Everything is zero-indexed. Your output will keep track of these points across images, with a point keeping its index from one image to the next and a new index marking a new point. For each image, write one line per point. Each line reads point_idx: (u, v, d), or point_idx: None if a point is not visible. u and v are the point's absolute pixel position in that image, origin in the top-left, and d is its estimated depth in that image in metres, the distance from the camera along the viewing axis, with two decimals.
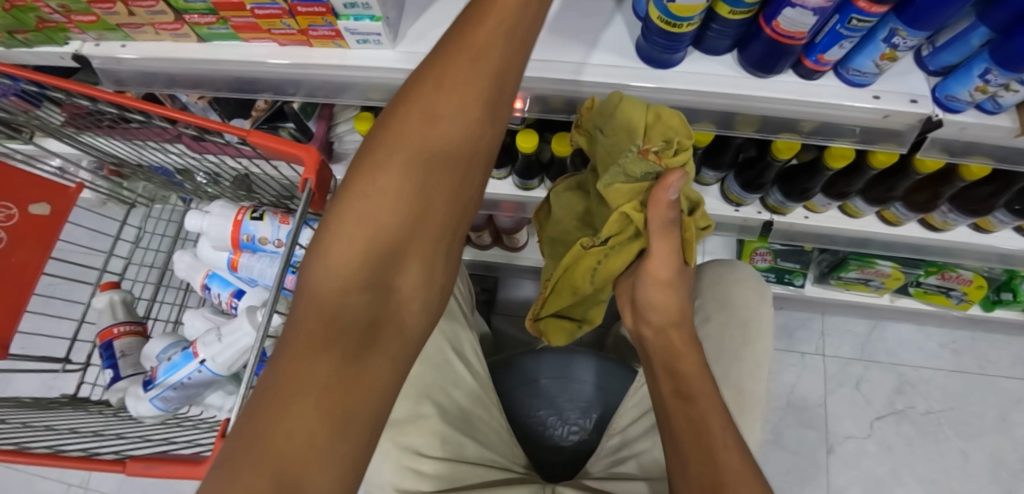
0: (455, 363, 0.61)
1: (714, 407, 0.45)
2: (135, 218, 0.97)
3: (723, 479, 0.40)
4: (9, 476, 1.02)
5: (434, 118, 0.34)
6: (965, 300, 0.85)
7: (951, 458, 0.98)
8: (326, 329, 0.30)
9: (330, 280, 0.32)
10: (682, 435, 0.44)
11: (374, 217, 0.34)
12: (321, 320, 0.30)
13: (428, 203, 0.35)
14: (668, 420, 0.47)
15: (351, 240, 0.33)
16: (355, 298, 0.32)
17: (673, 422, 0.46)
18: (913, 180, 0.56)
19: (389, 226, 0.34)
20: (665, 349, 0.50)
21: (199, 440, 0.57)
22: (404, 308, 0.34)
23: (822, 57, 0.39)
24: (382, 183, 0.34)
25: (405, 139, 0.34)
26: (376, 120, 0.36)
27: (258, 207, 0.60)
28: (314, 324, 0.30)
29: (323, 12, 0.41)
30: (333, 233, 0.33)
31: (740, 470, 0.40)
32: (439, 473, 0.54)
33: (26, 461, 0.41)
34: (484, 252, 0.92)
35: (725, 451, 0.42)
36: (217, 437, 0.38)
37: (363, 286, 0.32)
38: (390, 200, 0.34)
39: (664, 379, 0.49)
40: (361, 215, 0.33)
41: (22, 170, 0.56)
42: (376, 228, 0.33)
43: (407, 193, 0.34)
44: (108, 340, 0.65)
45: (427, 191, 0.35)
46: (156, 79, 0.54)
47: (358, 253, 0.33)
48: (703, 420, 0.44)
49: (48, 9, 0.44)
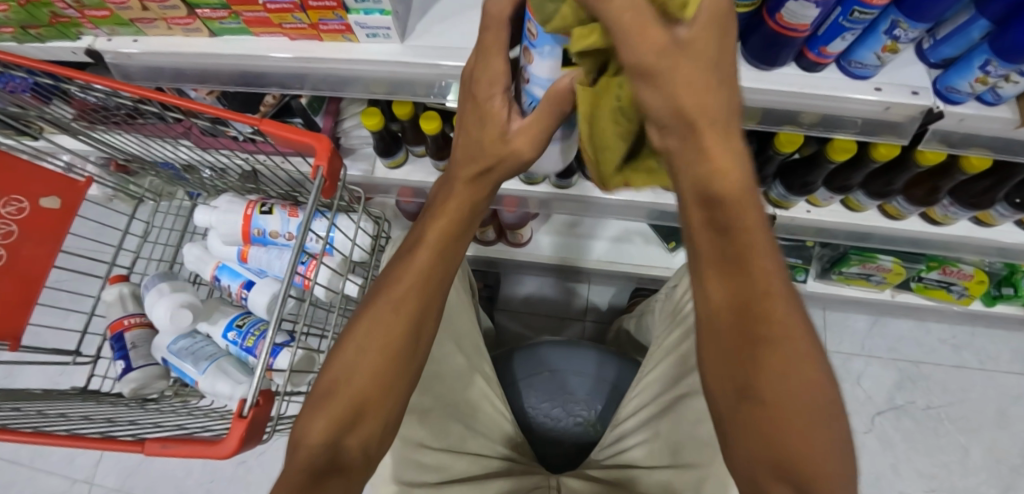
0: (457, 356, 0.60)
1: (776, 298, 0.32)
2: (143, 214, 0.98)
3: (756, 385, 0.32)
4: (14, 472, 1.03)
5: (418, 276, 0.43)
6: (966, 294, 0.86)
7: (950, 453, 0.98)
8: (326, 435, 0.38)
9: (337, 389, 0.40)
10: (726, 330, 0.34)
11: (345, 375, 0.40)
12: (330, 426, 0.38)
13: (406, 340, 0.42)
14: (712, 335, 0.35)
15: (325, 400, 0.39)
16: (347, 412, 0.39)
17: (722, 341, 0.34)
18: (913, 173, 0.57)
19: (378, 357, 0.41)
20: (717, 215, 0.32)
21: (211, 427, 0.59)
22: (360, 445, 0.40)
23: (824, 49, 0.39)
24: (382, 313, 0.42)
25: (407, 277, 0.43)
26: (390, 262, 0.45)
27: (266, 201, 0.61)
28: (321, 430, 0.38)
29: (334, 7, 0.42)
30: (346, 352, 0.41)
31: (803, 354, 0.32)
32: (443, 464, 0.54)
33: (46, 443, 0.42)
34: (488, 247, 0.93)
35: (785, 335, 0.32)
36: (234, 419, 0.39)
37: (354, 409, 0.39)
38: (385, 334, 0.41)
39: (715, 275, 0.34)
40: (361, 346, 0.41)
41: (29, 163, 0.55)
42: (348, 384, 0.40)
43: (381, 349, 0.41)
44: (119, 331, 0.66)
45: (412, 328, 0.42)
46: (166, 74, 0.55)
47: (363, 377, 0.40)
48: (775, 340, 0.32)
49: (62, 4, 0.45)
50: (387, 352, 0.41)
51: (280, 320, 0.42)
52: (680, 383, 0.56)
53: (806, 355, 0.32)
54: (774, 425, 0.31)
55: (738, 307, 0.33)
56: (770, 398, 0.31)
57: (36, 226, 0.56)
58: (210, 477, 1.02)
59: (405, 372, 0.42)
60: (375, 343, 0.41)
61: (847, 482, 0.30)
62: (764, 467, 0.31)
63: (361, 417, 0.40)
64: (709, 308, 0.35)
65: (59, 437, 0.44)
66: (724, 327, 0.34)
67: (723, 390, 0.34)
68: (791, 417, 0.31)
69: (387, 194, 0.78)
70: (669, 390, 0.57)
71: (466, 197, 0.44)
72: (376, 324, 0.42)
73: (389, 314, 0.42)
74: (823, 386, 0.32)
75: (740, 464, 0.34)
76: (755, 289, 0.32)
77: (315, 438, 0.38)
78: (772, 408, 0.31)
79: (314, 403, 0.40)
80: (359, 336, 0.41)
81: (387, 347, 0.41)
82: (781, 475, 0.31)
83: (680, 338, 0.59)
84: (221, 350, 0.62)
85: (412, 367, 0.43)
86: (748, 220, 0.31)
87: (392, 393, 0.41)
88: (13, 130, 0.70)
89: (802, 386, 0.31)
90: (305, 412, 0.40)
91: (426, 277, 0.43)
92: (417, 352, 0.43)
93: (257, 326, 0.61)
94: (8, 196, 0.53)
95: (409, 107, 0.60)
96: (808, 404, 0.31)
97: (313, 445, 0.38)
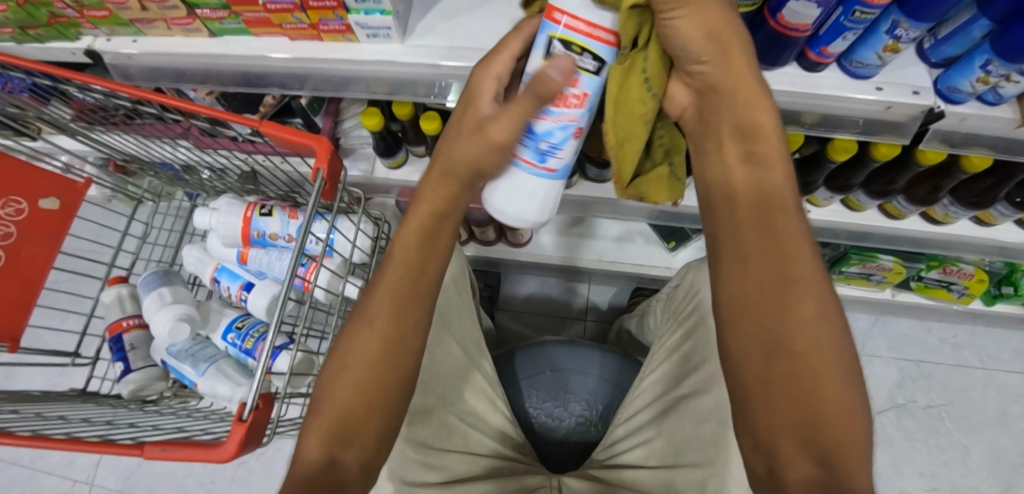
0: (460, 355, 0.60)
1: (798, 260, 0.38)
2: (143, 214, 0.98)
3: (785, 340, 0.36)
4: (14, 474, 1.03)
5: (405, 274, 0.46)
6: (967, 294, 0.86)
7: (951, 452, 0.98)
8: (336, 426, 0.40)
9: (343, 385, 0.42)
10: (752, 295, 0.39)
11: (344, 369, 0.43)
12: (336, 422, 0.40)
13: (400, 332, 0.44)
14: (745, 300, 0.39)
15: (319, 413, 0.41)
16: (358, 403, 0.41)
17: (753, 302, 0.38)
18: (914, 172, 0.57)
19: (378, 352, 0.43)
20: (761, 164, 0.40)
21: (210, 429, 0.59)
22: (358, 448, 0.41)
23: (826, 49, 0.39)
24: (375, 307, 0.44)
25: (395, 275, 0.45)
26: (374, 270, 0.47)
27: (265, 203, 0.61)
28: (329, 424, 0.40)
29: (334, 7, 0.42)
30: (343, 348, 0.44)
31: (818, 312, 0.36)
32: (447, 465, 0.54)
33: (45, 446, 0.42)
34: (488, 248, 0.93)
35: (804, 293, 0.37)
36: (234, 422, 0.39)
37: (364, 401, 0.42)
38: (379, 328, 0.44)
39: (753, 233, 0.40)
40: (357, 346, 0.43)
41: (31, 164, 0.55)
42: (337, 401, 0.41)
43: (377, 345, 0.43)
44: (117, 333, 0.65)
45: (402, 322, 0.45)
46: (165, 74, 0.55)
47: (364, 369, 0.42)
48: (797, 300, 0.37)
49: (60, 4, 0.45)
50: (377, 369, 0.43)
51: (281, 322, 0.42)
52: (681, 384, 0.56)
53: (825, 319, 0.36)
54: (798, 375, 0.35)
55: (775, 274, 0.38)
56: (795, 356, 0.35)
57: (36, 226, 0.56)
58: (211, 477, 1.02)
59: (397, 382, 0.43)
60: (371, 341, 0.43)
61: (857, 426, 0.33)
62: (787, 426, 0.35)
63: (354, 433, 0.41)
64: (747, 276, 0.39)
65: (58, 440, 0.43)
66: (758, 292, 0.38)
67: (751, 350, 0.38)
68: (810, 369, 0.35)
69: (387, 195, 0.79)
70: (672, 390, 0.57)
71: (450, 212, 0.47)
72: (364, 340, 0.43)
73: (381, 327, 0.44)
74: (842, 351, 0.35)
75: (762, 424, 0.36)
76: (786, 254, 0.38)
77: (311, 455, 0.39)
78: (795, 360, 0.35)
79: (309, 420, 0.41)
80: (350, 352, 0.43)
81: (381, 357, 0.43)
82: (802, 427, 0.34)
83: (682, 339, 0.59)
84: (221, 352, 0.62)
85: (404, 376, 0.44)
86: (779, 184, 0.40)
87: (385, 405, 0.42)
88: (11, 131, 0.70)
89: (820, 343, 0.35)
90: (305, 430, 0.41)
91: (400, 298, 0.45)
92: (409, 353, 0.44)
93: (257, 328, 0.62)
94: (8, 196, 0.53)
95: (410, 108, 0.60)
96: (823, 361, 0.35)
97: (311, 462, 0.39)
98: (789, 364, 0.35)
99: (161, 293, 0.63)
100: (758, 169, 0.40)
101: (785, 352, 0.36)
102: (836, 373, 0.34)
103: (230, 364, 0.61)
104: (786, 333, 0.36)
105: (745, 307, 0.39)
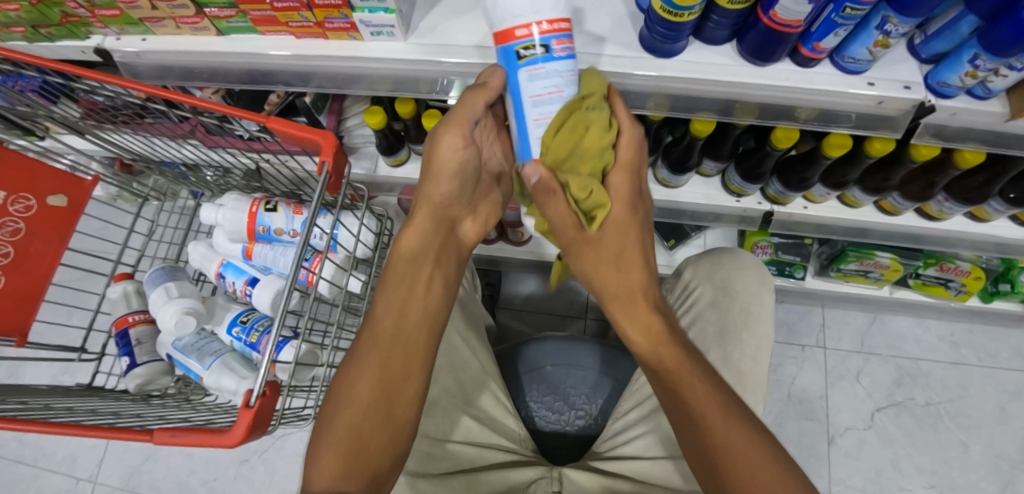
0: (461, 347, 0.61)
1: (698, 384, 0.43)
2: (149, 213, 0.99)
3: (710, 434, 0.40)
4: (18, 472, 1.04)
5: (401, 275, 0.48)
6: (964, 291, 0.87)
7: (950, 449, 0.98)
8: (342, 457, 0.40)
9: (345, 419, 0.42)
10: (677, 417, 0.43)
11: (343, 397, 0.43)
12: (345, 450, 0.41)
13: (382, 368, 0.44)
14: (674, 422, 0.43)
15: (324, 442, 0.41)
16: (367, 425, 0.42)
17: (682, 421, 0.42)
18: (908, 168, 0.58)
19: (367, 388, 0.43)
20: (654, 369, 0.46)
21: (214, 419, 0.60)
22: (358, 472, 0.41)
23: (817, 45, 0.40)
24: (377, 331, 0.46)
25: (386, 312, 0.47)
26: (366, 320, 0.48)
27: (270, 200, 0.62)
28: (338, 450, 0.41)
29: (339, 5, 0.43)
30: (339, 384, 0.44)
31: (718, 407, 0.41)
32: (449, 455, 0.57)
33: (51, 431, 0.43)
34: (490, 246, 0.94)
35: (703, 399, 0.42)
36: (241, 408, 0.40)
37: (367, 425, 0.42)
38: (374, 362, 0.44)
39: (667, 407, 0.44)
40: (355, 375, 0.44)
41: (39, 162, 0.56)
42: (339, 431, 0.41)
43: (371, 387, 0.43)
44: (123, 328, 0.67)
45: (387, 363, 0.44)
46: (171, 72, 0.56)
47: (370, 395, 0.43)
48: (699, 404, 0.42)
49: (73, 3, 0.46)
50: (374, 410, 0.42)
51: (287, 311, 0.42)
52: None
53: (738, 424, 0.40)
54: (733, 458, 0.38)
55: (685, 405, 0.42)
56: (726, 460, 0.38)
57: (44, 223, 0.56)
58: (214, 476, 1.03)
59: (397, 419, 0.44)
60: (368, 369, 0.44)
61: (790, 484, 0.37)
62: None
63: (363, 458, 0.41)
64: (670, 404, 0.44)
65: (70, 425, 0.45)
66: (681, 416, 0.43)
67: (693, 451, 0.41)
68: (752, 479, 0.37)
69: (390, 193, 0.80)
70: None
71: (440, 205, 0.48)
72: (356, 377, 0.44)
73: (380, 367, 0.44)
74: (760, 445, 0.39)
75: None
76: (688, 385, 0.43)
77: (320, 482, 0.40)
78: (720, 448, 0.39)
79: (314, 448, 0.42)
80: (350, 378, 0.44)
81: (378, 394, 0.43)
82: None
83: None
84: (225, 346, 0.63)
85: (400, 413, 0.44)
86: (671, 363, 0.44)
87: (389, 441, 0.43)
88: (20, 130, 0.71)
89: (741, 443, 0.39)
90: (312, 453, 0.42)
91: (391, 336, 0.46)
92: (396, 403, 0.44)
93: (262, 322, 0.63)
94: (16, 194, 0.53)
95: (412, 106, 0.61)
96: (742, 449, 0.39)
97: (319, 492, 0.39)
98: (723, 458, 0.39)
99: (171, 285, 0.64)
100: (647, 356, 0.46)
101: (716, 463, 0.39)
102: (771, 486, 0.37)
103: (240, 360, 0.63)
104: (708, 430, 0.40)
105: (683, 424, 0.42)
